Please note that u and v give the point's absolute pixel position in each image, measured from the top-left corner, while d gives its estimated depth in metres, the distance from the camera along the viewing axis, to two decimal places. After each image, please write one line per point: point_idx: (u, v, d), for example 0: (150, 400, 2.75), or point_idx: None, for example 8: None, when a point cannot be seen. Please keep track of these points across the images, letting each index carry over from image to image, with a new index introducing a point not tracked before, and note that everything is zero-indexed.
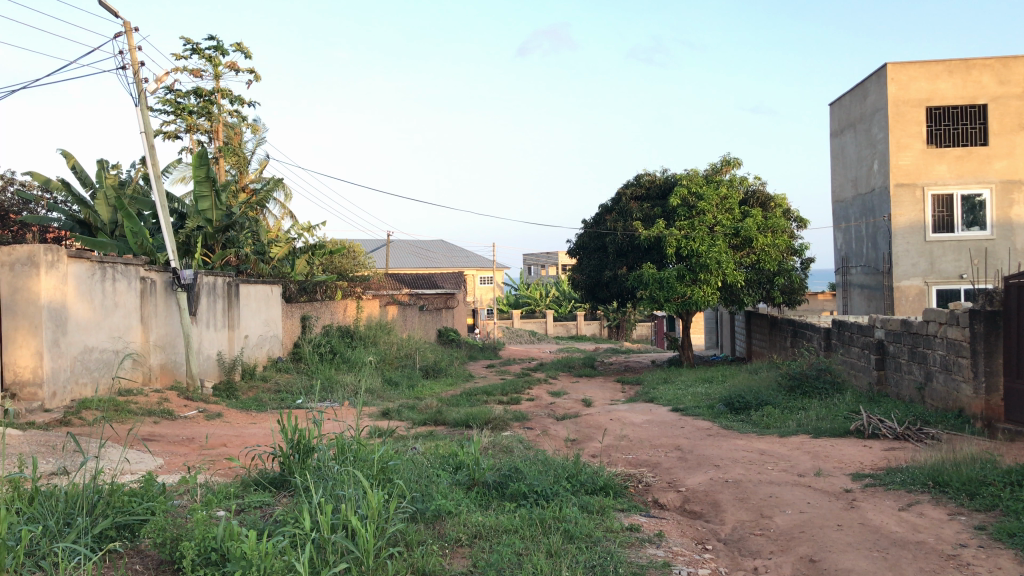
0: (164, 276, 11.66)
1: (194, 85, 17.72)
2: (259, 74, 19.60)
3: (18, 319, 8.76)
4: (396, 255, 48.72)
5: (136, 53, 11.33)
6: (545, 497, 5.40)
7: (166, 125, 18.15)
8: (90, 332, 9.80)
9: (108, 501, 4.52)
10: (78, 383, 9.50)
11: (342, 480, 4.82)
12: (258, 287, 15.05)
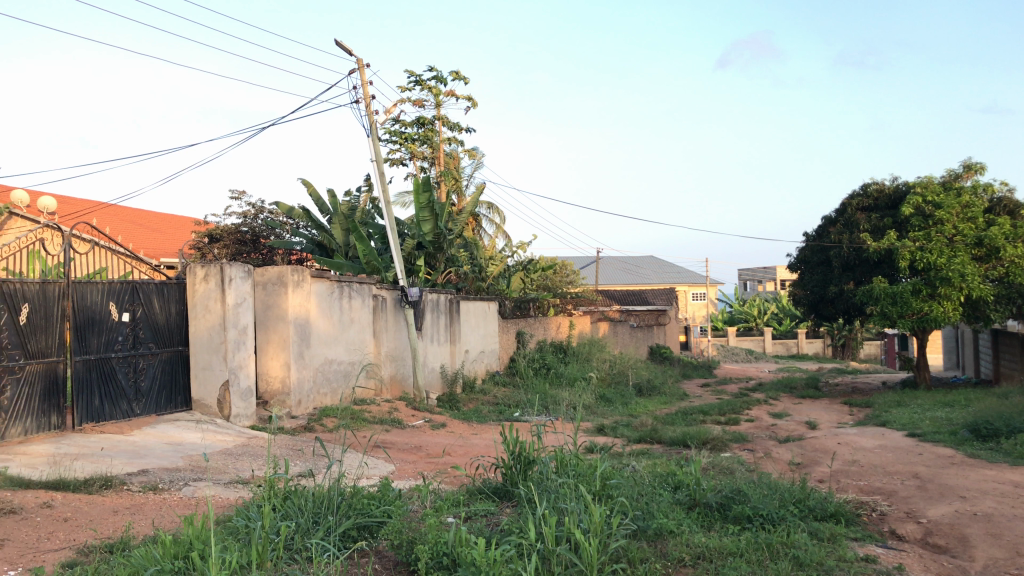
0: (393, 294, 12.43)
1: (417, 115, 18.83)
2: (476, 101, 20.48)
3: (269, 333, 9.65)
4: (607, 272, 48.99)
5: (368, 88, 12.19)
6: (771, 521, 5.21)
7: (392, 154, 19.40)
8: (330, 346, 10.63)
9: (350, 502, 4.85)
10: (319, 393, 10.33)
11: (564, 493, 4.89)
12: (477, 303, 15.68)
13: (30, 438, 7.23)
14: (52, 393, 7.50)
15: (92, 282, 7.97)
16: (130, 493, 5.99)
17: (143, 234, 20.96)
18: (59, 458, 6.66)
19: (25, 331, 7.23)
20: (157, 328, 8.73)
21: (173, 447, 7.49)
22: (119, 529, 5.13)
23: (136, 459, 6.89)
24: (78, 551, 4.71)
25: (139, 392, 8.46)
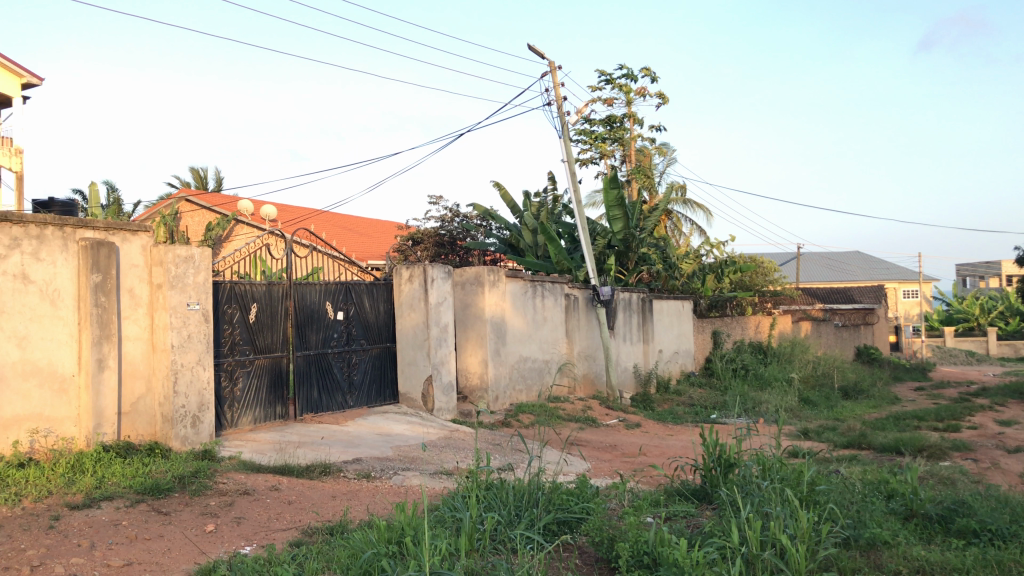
0: (585, 293, 12.52)
1: (608, 114, 18.85)
2: (667, 96, 20.22)
3: (468, 331, 10.07)
4: (807, 269, 46.90)
5: (560, 90, 12.36)
6: (1003, 537, 4.78)
7: (583, 153, 19.54)
8: (524, 343, 10.88)
9: (550, 497, 4.94)
10: (516, 389, 10.60)
11: (768, 497, 4.75)
12: (670, 302, 15.50)
13: (258, 426, 7.93)
14: (277, 386, 8.17)
15: (311, 283, 8.59)
16: (346, 480, 6.41)
17: (352, 237, 22.32)
18: (285, 445, 7.24)
19: (254, 329, 7.94)
20: (368, 326, 9.28)
21: (383, 438, 7.93)
22: (338, 512, 5.51)
23: (350, 448, 7.36)
24: (302, 531, 5.10)
25: (352, 385, 9.04)
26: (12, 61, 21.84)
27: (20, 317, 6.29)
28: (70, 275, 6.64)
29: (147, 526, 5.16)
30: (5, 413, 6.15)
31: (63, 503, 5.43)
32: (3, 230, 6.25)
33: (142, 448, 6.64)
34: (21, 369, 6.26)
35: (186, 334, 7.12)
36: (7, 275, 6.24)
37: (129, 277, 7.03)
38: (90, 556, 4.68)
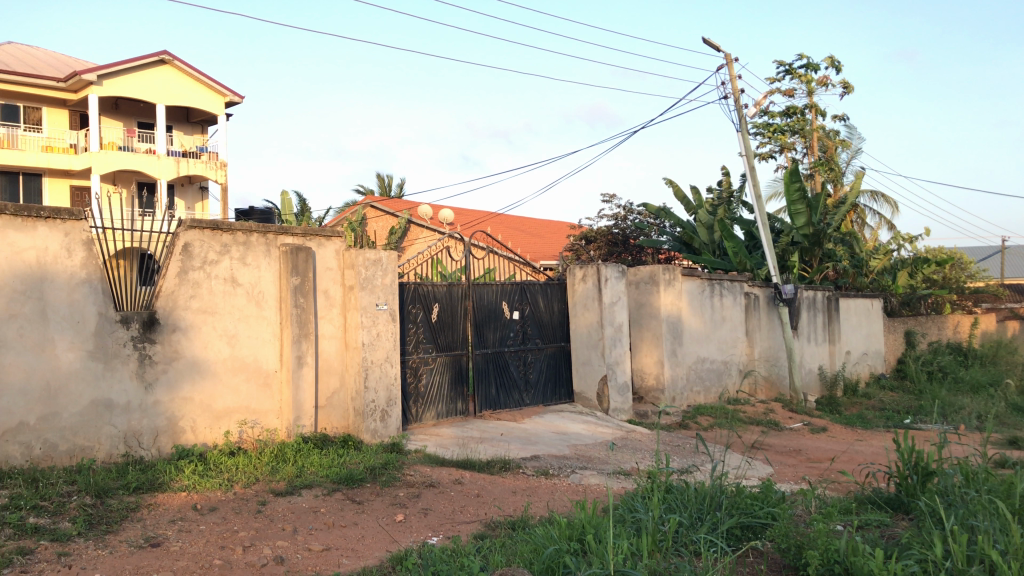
0: (766, 291, 12.12)
1: (787, 106, 18.17)
2: (851, 84, 19.24)
3: (643, 330, 10.02)
4: (1013, 264, 43.22)
5: (737, 83, 12.03)
6: None
7: (761, 148, 18.92)
8: (702, 343, 10.67)
9: (733, 501, 4.82)
10: (693, 390, 10.43)
11: (975, 508, 4.42)
12: (858, 301, 14.72)
13: (441, 421, 8.25)
14: (458, 382, 8.46)
15: (489, 283, 8.82)
16: (526, 476, 6.54)
17: (525, 238, 22.68)
18: (467, 440, 7.48)
19: (436, 327, 8.25)
20: (543, 325, 9.42)
21: (561, 436, 8.02)
22: (519, 507, 5.63)
23: (529, 445, 7.50)
24: (486, 524, 5.25)
25: (529, 383, 9.21)
26: (217, 82, 23.76)
27: (230, 317, 6.87)
28: (272, 277, 7.18)
29: (342, 514, 5.48)
30: (218, 405, 6.76)
31: (268, 489, 5.87)
32: (215, 238, 6.84)
33: (337, 440, 7.07)
34: (230, 365, 6.85)
35: (375, 332, 7.50)
36: (219, 278, 6.83)
37: (324, 279, 7.52)
38: (294, 539, 5.04)
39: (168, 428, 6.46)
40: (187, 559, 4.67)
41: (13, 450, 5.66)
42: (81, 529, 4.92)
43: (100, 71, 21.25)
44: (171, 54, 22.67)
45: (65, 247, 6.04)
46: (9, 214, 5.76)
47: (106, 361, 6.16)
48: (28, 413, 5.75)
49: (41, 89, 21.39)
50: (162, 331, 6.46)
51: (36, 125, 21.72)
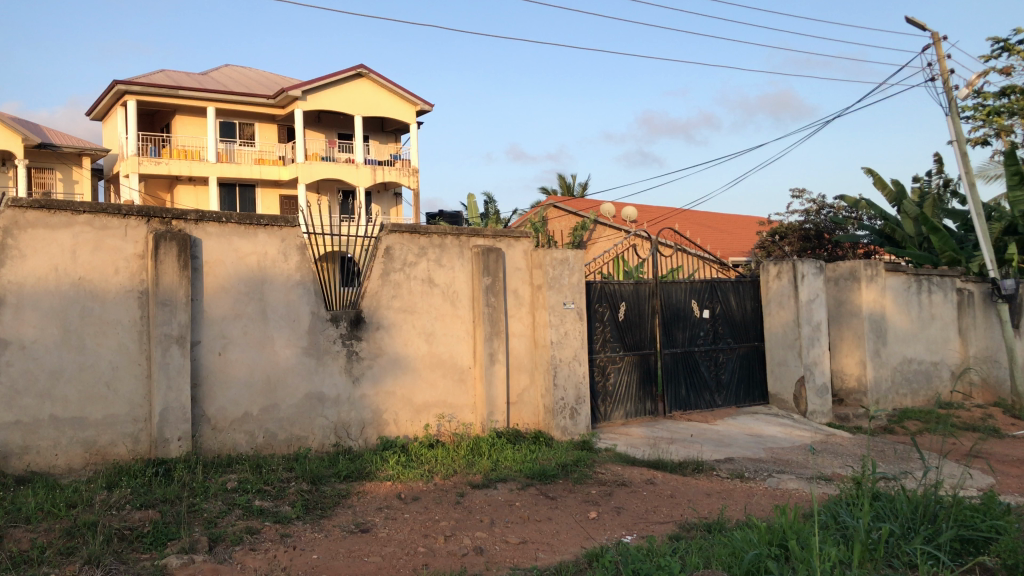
0: (982, 288, 11.21)
1: (1004, 85, 16.69)
2: None
3: (843, 329, 9.54)
4: None
5: (945, 63, 11.20)
6: None
7: (975, 132, 17.48)
8: (908, 343, 10.02)
9: (951, 512, 4.47)
10: (899, 393, 9.82)
11: None
12: None
13: (631, 421, 8.23)
14: (647, 381, 8.41)
15: (677, 281, 8.70)
16: (720, 479, 6.39)
17: (711, 235, 22.16)
18: (657, 440, 7.42)
19: (624, 326, 8.24)
20: (735, 324, 9.17)
21: (755, 439, 7.78)
22: (715, 510, 5.51)
23: (722, 447, 7.33)
24: (681, 526, 5.19)
25: (720, 383, 8.99)
26: (408, 93, 24.86)
27: (428, 316, 7.18)
28: (466, 277, 7.43)
29: (537, 509, 5.59)
30: (418, 400, 7.08)
31: (466, 481, 6.09)
32: (413, 241, 7.17)
33: (529, 436, 7.23)
34: (429, 361, 7.16)
35: (563, 331, 7.59)
36: (417, 279, 7.15)
37: (514, 280, 7.68)
38: (491, 531, 5.20)
39: (373, 420, 6.85)
40: (394, 545, 4.93)
41: (239, 437, 6.24)
42: (299, 512, 5.31)
43: (303, 88, 22.84)
44: (367, 67, 23.95)
45: (282, 252, 6.54)
46: (234, 222, 6.32)
47: (317, 358, 6.61)
48: (251, 405, 6.31)
49: (254, 106, 23.26)
50: (367, 329, 6.85)
51: (250, 140, 23.65)
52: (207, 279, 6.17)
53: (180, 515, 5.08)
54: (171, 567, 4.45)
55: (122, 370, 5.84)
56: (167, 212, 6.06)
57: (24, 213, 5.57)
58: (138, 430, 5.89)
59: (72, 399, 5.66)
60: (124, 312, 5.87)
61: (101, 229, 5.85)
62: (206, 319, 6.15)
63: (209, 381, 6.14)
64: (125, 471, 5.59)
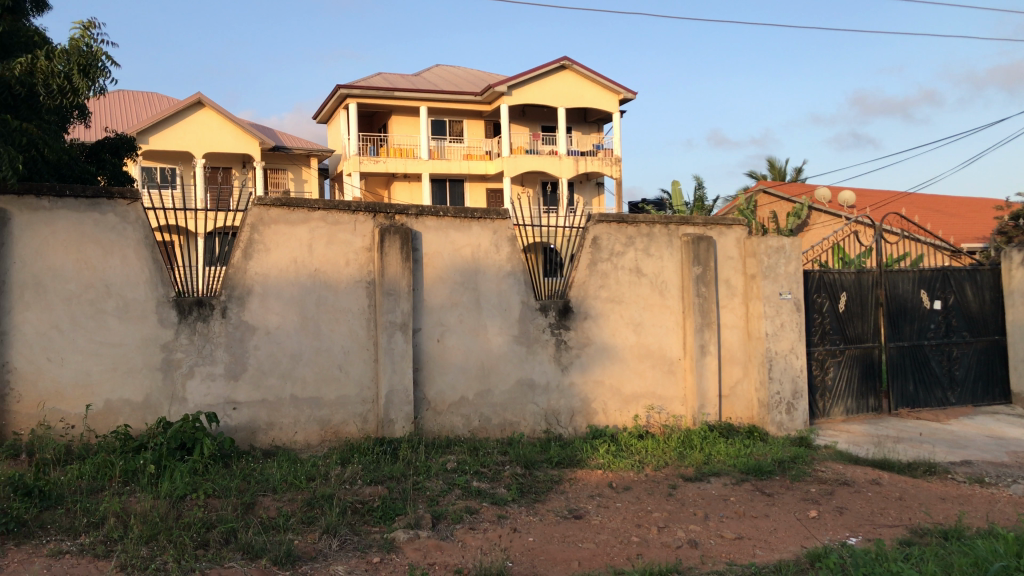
0: None
1: None
2: None
3: None
4: None
5: None
6: None
7: None
8: None
9: None
10: None
11: None
12: None
13: (852, 418, 7.81)
14: (870, 376, 7.93)
15: (904, 270, 8.12)
16: (956, 483, 5.92)
17: (941, 220, 20.47)
18: (882, 439, 6.98)
19: (844, 318, 7.82)
20: (971, 317, 8.45)
21: (996, 441, 7.14)
22: (952, 516, 5.11)
23: (958, 449, 6.79)
24: (912, 530, 4.86)
25: (954, 380, 8.32)
26: (611, 82, 24.81)
27: (637, 306, 7.16)
28: (675, 267, 7.33)
29: (753, 505, 5.43)
30: (628, 390, 7.09)
31: (678, 474, 6.02)
32: (621, 230, 7.16)
33: (742, 431, 7.05)
34: (637, 351, 7.14)
35: (779, 322, 7.33)
36: (626, 269, 7.14)
37: (725, 269, 7.47)
38: (706, 525, 5.11)
39: (583, 409, 6.93)
40: (607, 533, 4.97)
41: (456, 421, 6.53)
42: (515, 495, 5.47)
43: (508, 83, 23.42)
44: (570, 59, 24.17)
45: (494, 243, 6.75)
46: (450, 215, 6.59)
47: (529, 346, 6.77)
48: (468, 389, 6.57)
49: (461, 103, 24.12)
50: (577, 319, 6.93)
51: (458, 136, 24.57)
52: (426, 270, 6.49)
53: (405, 492, 5.39)
54: (399, 541, 4.74)
55: (352, 355, 6.27)
56: (390, 207, 6.42)
57: (268, 210, 6.10)
58: (367, 411, 6.30)
59: (310, 380, 6.15)
60: (353, 300, 6.30)
61: (334, 224, 6.30)
62: (426, 307, 6.46)
63: (429, 366, 6.45)
64: (356, 448, 6.01)
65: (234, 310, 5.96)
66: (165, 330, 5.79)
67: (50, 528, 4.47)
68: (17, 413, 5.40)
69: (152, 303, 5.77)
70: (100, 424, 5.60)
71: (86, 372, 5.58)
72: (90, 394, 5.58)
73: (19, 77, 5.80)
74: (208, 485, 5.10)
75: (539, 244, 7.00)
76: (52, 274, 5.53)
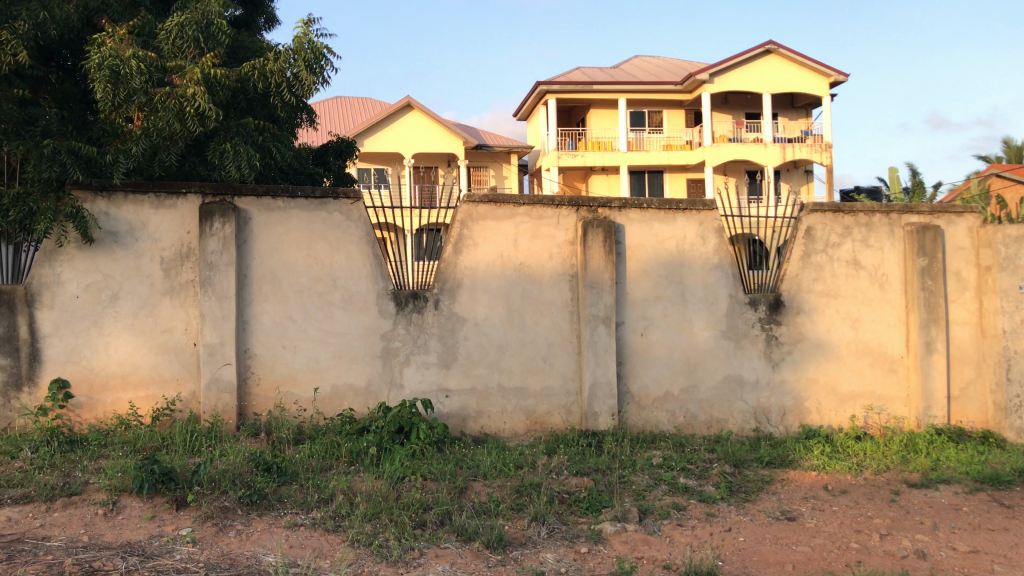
0: None
1: None
2: None
3: None
4: None
5: None
6: None
7: None
8: None
9: None
10: None
11: None
12: None
13: None
14: None
15: None
16: None
17: None
18: None
19: None
20: None
21: None
22: None
23: None
24: None
25: None
26: (820, 64, 23.59)
27: (854, 300, 6.77)
28: (897, 259, 6.85)
29: (990, 517, 4.99)
30: (844, 389, 6.73)
31: (902, 479, 5.65)
32: (837, 220, 6.79)
33: (974, 436, 6.52)
34: (855, 349, 6.75)
35: (1019, 319, 6.70)
36: (842, 261, 6.77)
37: (955, 260, 6.90)
38: (934, 535, 4.75)
39: (795, 407, 6.65)
40: (824, 537, 4.74)
41: (661, 416, 6.47)
42: (724, 493, 5.34)
43: (709, 71, 22.86)
44: (775, 43, 23.24)
45: (700, 235, 6.60)
46: (654, 208, 6.52)
47: (736, 341, 6.58)
48: (672, 384, 6.49)
49: (660, 94, 23.83)
50: (788, 313, 6.65)
51: (657, 127, 24.29)
52: (630, 263, 6.46)
53: (612, 484, 5.40)
54: (606, 533, 4.76)
55: (557, 347, 6.37)
56: (593, 201, 6.44)
57: (477, 207, 6.31)
58: (571, 403, 6.37)
59: (516, 371, 6.31)
60: (558, 293, 6.38)
61: (538, 219, 6.41)
62: (630, 300, 6.44)
63: (633, 359, 6.44)
64: (561, 439, 6.10)
65: (446, 302, 6.21)
66: (384, 321, 6.14)
67: (286, 501, 4.86)
68: (257, 395, 5.93)
69: (372, 296, 6.13)
70: (327, 408, 6.04)
71: (315, 359, 6.03)
72: (318, 379, 6.03)
73: (253, 77, 6.37)
74: (424, 469, 5.35)
75: (743, 234, 6.82)
76: (286, 268, 6.02)
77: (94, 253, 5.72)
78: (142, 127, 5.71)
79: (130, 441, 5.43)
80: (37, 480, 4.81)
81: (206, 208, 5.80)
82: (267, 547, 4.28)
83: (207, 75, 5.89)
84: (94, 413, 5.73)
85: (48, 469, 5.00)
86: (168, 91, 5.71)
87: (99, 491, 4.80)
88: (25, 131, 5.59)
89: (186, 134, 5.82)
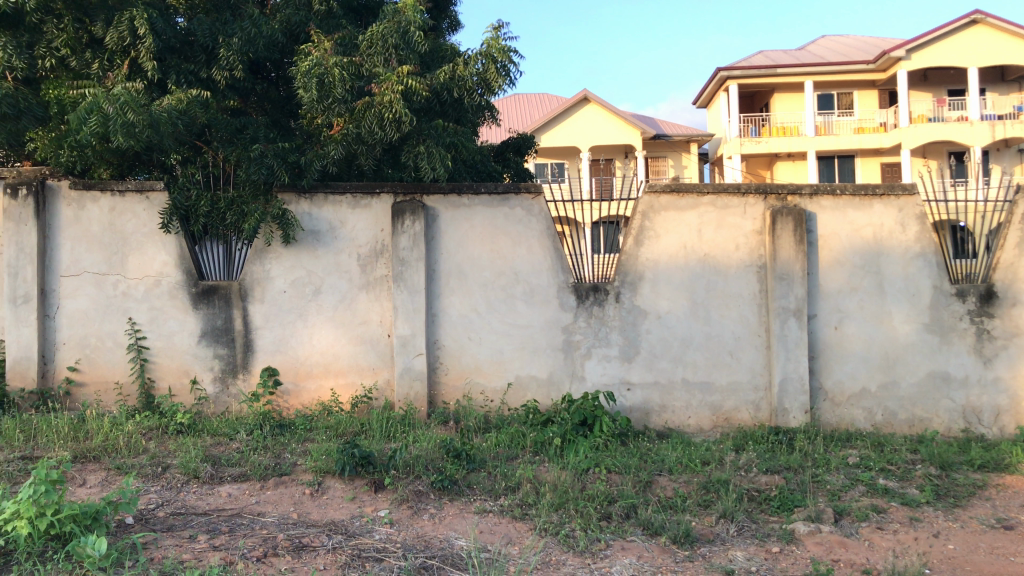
0: None
1: None
2: None
3: None
4: None
5: None
6: None
7: None
8: None
9: None
10: None
11: None
12: None
13: None
14: None
15: None
16: None
17: None
18: None
19: None
20: None
21: None
22: None
23: None
24: None
25: None
26: None
27: None
28: None
29: None
30: None
31: None
32: None
33: None
34: None
35: None
36: None
37: None
38: None
39: (1011, 407, 6.13)
40: None
41: (857, 413, 6.16)
42: (930, 497, 5.01)
43: (906, 47, 21.42)
44: (982, 12, 21.43)
45: (900, 222, 6.19)
46: (848, 194, 6.18)
47: (942, 335, 6.14)
48: (870, 381, 6.16)
49: (852, 74, 22.55)
50: (1002, 305, 6.13)
51: (848, 110, 23.03)
52: (822, 253, 6.18)
53: (805, 484, 5.19)
54: (799, 533, 4.59)
55: (744, 341, 6.19)
56: (783, 188, 6.20)
57: (659, 198, 6.23)
58: (760, 398, 6.17)
59: (701, 365, 6.19)
60: (745, 285, 6.20)
61: (723, 209, 6.24)
62: (823, 292, 6.16)
63: (826, 354, 6.16)
64: (749, 436, 5.94)
65: (628, 295, 6.19)
66: (566, 313, 6.20)
67: (476, 488, 5.03)
68: (446, 385, 6.17)
69: (555, 288, 6.20)
70: (513, 398, 6.19)
71: (500, 351, 6.19)
72: (504, 371, 6.19)
73: (445, 83, 6.56)
74: (609, 461, 5.37)
75: (949, 220, 6.34)
76: (471, 263, 6.21)
77: (298, 250, 6.14)
78: (343, 134, 6.06)
79: (332, 426, 5.80)
80: (252, 459, 5.25)
81: (398, 207, 6.09)
82: (458, 531, 4.45)
83: (406, 83, 6.00)
84: (300, 399, 6.17)
85: (261, 450, 5.44)
86: (371, 101, 5.98)
87: (306, 472, 5.16)
88: (238, 139, 6.11)
89: (385, 139, 6.07)
